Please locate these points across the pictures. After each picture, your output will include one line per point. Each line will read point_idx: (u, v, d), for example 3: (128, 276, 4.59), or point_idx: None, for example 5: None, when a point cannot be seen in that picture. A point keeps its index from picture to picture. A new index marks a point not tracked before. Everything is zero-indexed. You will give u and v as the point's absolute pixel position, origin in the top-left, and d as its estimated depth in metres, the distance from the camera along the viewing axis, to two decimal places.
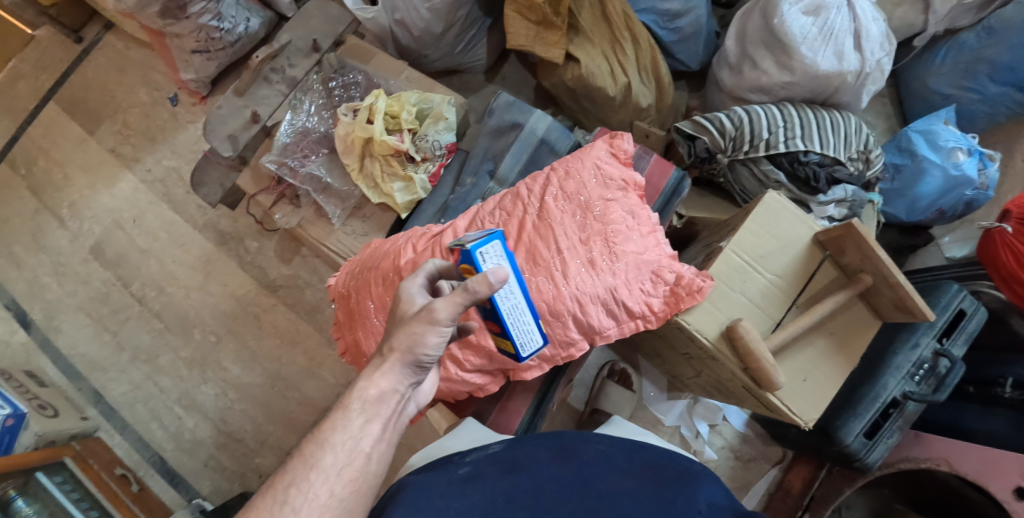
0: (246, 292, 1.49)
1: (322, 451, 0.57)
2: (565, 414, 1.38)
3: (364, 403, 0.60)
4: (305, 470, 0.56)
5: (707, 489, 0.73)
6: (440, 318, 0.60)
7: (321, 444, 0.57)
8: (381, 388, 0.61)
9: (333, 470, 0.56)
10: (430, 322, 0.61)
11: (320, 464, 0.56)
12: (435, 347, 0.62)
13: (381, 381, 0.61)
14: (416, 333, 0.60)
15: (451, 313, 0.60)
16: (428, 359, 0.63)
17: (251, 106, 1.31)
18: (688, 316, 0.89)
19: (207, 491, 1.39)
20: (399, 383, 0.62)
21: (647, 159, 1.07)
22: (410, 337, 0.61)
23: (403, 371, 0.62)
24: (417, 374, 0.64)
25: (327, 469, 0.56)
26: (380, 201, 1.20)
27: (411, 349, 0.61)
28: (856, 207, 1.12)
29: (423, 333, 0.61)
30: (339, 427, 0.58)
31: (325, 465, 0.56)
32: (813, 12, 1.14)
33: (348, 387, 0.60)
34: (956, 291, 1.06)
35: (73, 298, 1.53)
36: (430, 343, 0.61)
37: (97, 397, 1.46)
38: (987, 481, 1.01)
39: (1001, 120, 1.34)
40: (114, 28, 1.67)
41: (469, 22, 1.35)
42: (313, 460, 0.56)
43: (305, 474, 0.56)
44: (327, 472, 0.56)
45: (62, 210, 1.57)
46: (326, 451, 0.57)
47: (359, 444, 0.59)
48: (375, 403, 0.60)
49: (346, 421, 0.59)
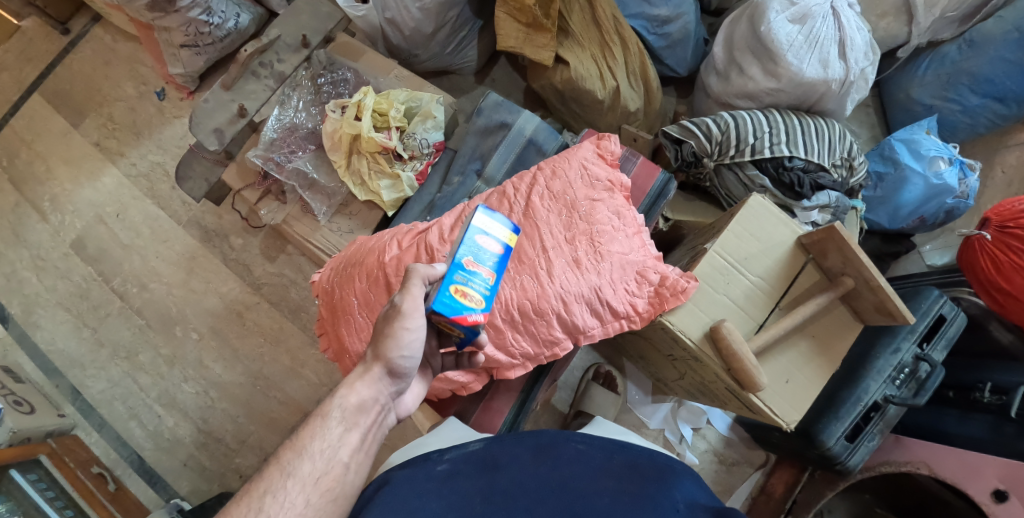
0: (230, 290, 1.47)
1: (300, 459, 0.57)
2: (549, 415, 1.38)
3: (344, 412, 0.60)
4: (282, 479, 0.55)
5: (687, 487, 0.74)
6: (404, 309, 0.63)
7: (299, 452, 0.57)
8: (362, 396, 0.62)
9: (311, 479, 0.56)
10: (400, 320, 0.64)
11: (297, 472, 0.56)
12: (408, 347, 0.64)
13: (361, 389, 0.63)
14: (390, 334, 0.64)
15: (412, 303, 0.64)
16: (407, 362, 0.65)
17: (238, 100, 1.30)
18: (671, 317, 0.89)
19: (185, 491, 1.37)
20: (380, 391, 0.64)
21: (634, 161, 1.08)
22: (386, 338, 0.64)
23: (383, 379, 0.64)
24: (397, 382, 0.65)
25: (304, 477, 0.56)
26: (366, 199, 1.20)
27: (389, 353, 0.64)
28: (838, 213, 1.14)
29: (397, 334, 0.64)
30: (318, 435, 0.59)
31: (302, 473, 0.56)
32: (799, 20, 1.15)
33: (329, 395, 0.61)
34: (936, 297, 1.08)
35: (52, 293, 1.50)
36: (404, 343, 0.64)
37: (74, 394, 1.44)
38: (966, 484, 1.03)
39: (981, 131, 1.37)
40: (101, 21, 1.65)
41: (460, 23, 1.36)
42: (290, 468, 0.56)
43: (282, 482, 0.55)
44: (304, 481, 0.56)
45: (44, 203, 1.55)
46: (304, 459, 0.57)
47: (337, 453, 0.59)
48: (356, 412, 0.61)
49: (325, 430, 0.59)
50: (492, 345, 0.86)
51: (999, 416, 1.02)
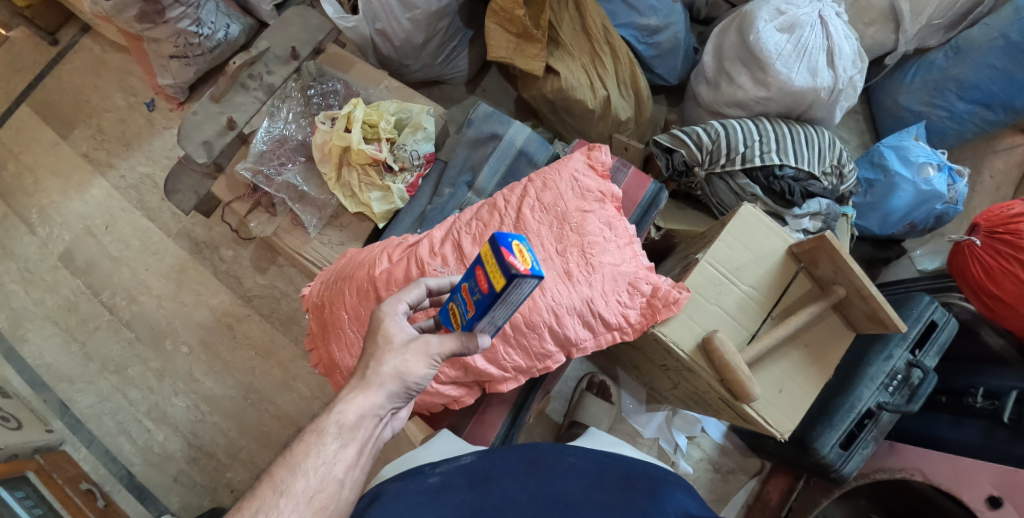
0: (220, 303, 1.46)
1: (293, 477, 0.56)
2: (543, 426, 1.37)
3: (341, 428, 0.59)
4: (275, 497, 0.54)
5: (680, 498, 0.74)
6: (435, 351, 0.61)
7: (292, 469, 0.56)
8: (360, 412, 0.60)
9: (304, 497, 0.55)
10: (424, 353, 0.61)
11: (291, 490, 0.55)
12: (422, 378, 0.63)
13: (359, 404, 0.60)
14: (408, 360, 0.61)
15: (445, 350, 0.61)
16: (416, 386, 0.63)
17: (227, 112, 1.29)
18: (663, 327, 0.89)
19: (175, 507, 1.35)
20: (379, 407, 0.61)
21: (625, 171, 1.08)
22: (399, 363, 0.61)
23: (386, 395, 0.61)
24: (399, 400, 0.63)
25: (298, 495, 0.55)
26: (357, 210, 1.19)
27: (399, 374, 0.61)
28: (828, 220, 1.13)
29: (414, 362, 0.61)
30: (313, 451, 0.57)
31: (295, 491, 0.55)
32: (787, 29, 1.16)
33: (325, 409, 0.60)
34: (927, 303, 1.08)
35: (40, 307, 1.48)
36: (419, 371, 0.62)
37: (62, 409, 1.42)
38: (961, 491, 1.03)
39: (969, 137, 1.38)
40: (91, 32, 1.64)
41: (450, 34, 1.36)
42: (283, 486, 0.55)
43: (275, 500, 0.54)
44: (297, 499, 0.55)
45: (31, 216, 1.53)
46: (298, 476, 0.56)
47: (332, 470, 0.58)
48: (353, 427, 0.59)
49: (320, 446, 0.58)
50: (484, 359, 0.85)
51: (992, 421, 1.03)
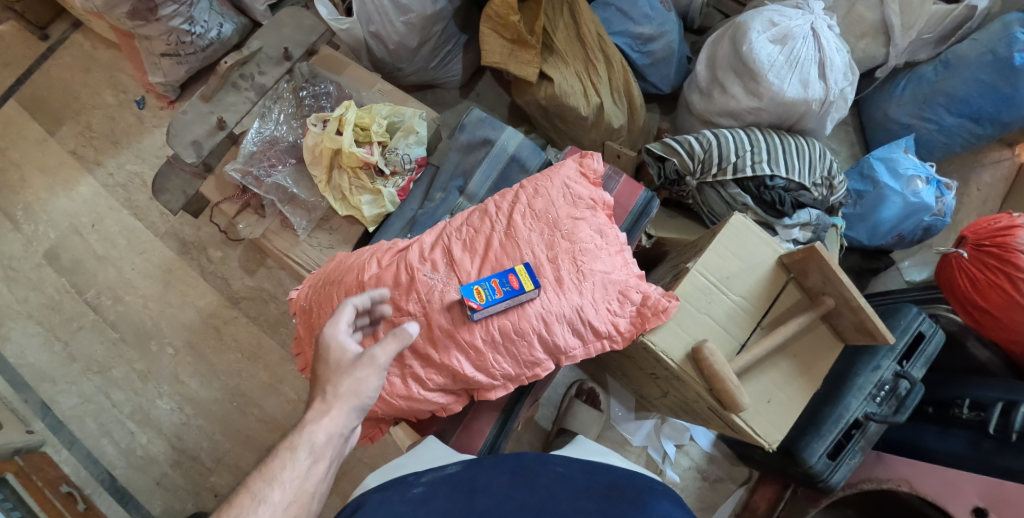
0: (207, 304, 1.44)
1: (270, 487, 0.55)
2: (532, 433, 1.37)
3: (314, 445, 0.58)
4: (254, 505, 0.53)
5: (667, 506, 0.72)
6: (383, 363, 0.63)
7: (269, 480, 0.55)
8: (329, 431, 0.59)
9: (281, 505, 0.55)
10: (374, 366, 0.62)
11: (269, 499, 0.54)
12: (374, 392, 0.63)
13: (329, 424, 0.59)
14: (361, 378, 0.61)
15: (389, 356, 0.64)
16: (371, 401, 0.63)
17: (217, 112, 1.28)
18: (653, 336, 0.90)
19: (157, 510, 1.33)
20: (346, 426, 0.60)
21: (617, 180, 1.08)
22: (355, 381, 0.61)
23: (349, 415, 0.61)
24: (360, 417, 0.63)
25: (276, 503, 0.54)
26: (347, 214, 1.19)
27: (356, 393, 0.61)
28: (818, 231, 1.14)
29: (366, 377, 0.62)
30: (287, 465, 0.56)
31: (273, 500, 0.54)
32: (780, 40, 1.17)
33: (294, 429, 0.58)
34: (915, 314, 1.09)
35: (22, 305, 1.46)
36: (374, 386, 0.62)
37: (44, 410, 1.39)
38: (946, 502, 1.04)
39: (956, 150, 1.39)
40: (82, 27, 1.63)
41: (444, 38, 1.36)
42: (261, 495, 0.54)
43: (253, 508, 0.53)
44: (275, 508, 0.54)
45: (17, 213, 1.51)
46: (275, 487, 0.55)
47: (307, 484, 0.57)
48: (324, 446, 0.59)
49: (293, 461, 0.57)
50: (472, 366, 0.85)
51: (978, 432, 1.03)
